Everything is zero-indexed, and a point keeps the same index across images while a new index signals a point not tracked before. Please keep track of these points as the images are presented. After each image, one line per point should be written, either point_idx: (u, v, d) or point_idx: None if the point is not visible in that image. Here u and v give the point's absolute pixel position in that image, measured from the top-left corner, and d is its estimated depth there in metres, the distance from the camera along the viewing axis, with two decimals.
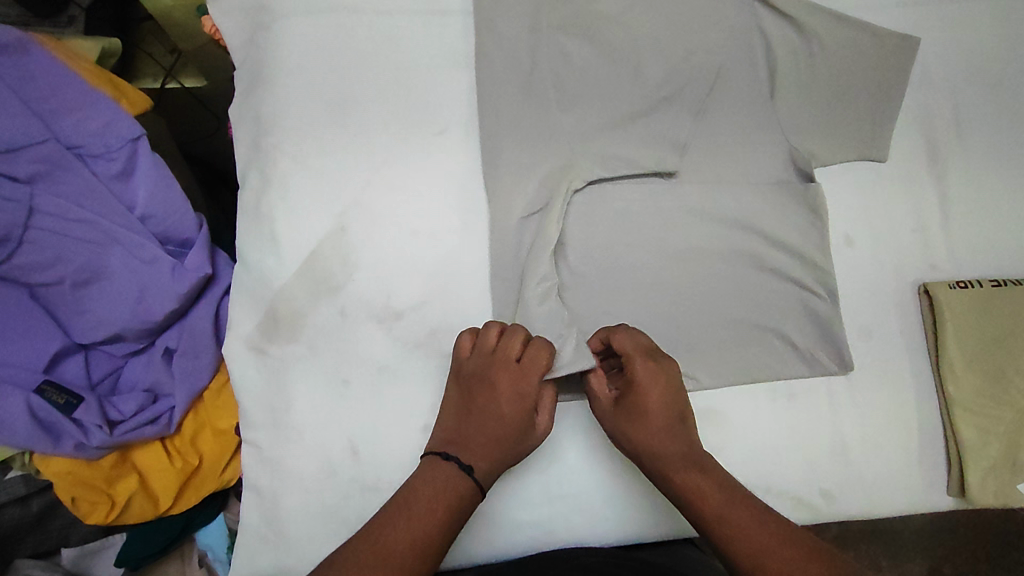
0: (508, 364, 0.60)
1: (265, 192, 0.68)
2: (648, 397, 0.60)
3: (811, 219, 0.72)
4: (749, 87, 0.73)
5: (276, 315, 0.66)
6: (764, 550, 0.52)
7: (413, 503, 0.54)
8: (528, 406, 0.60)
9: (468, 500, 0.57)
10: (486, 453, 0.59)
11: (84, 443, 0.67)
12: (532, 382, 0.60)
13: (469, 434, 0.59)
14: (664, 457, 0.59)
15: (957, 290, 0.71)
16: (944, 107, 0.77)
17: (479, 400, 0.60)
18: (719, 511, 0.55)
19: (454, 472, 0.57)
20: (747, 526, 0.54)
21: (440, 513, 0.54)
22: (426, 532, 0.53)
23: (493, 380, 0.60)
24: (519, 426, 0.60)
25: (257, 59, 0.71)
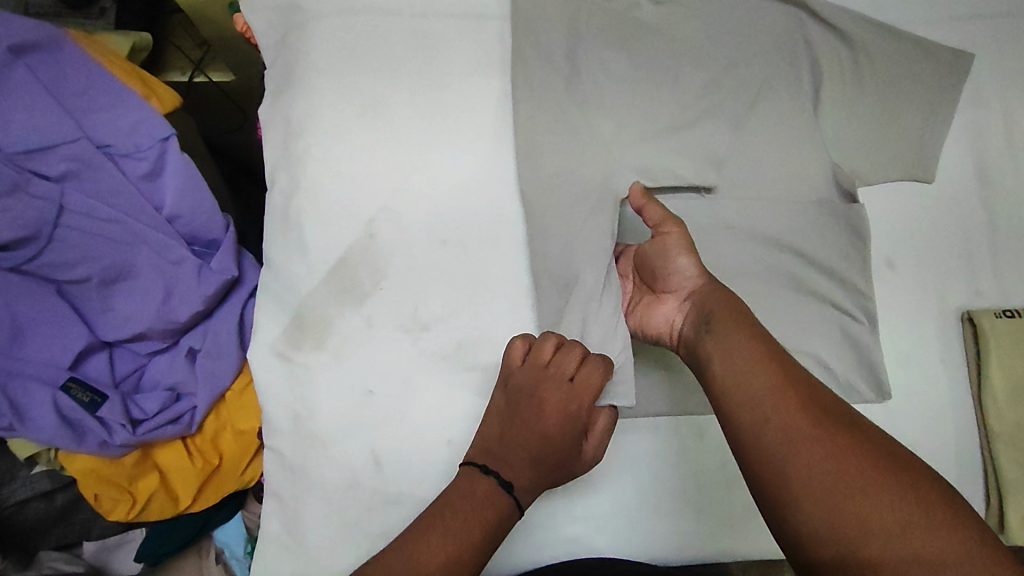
0: (561, 381, 0.58)
1: (294, 196, 0.67)
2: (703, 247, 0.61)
3: (851, 240, 0.69)
4: (792, 102, 0.71)
5: (302, 321, 0.65)
6: (783, 401, 0.48)
7: (449, 517, 0.52)
8: (575, 426, 0.57)
9: (505, 518, 0.54)
10: (525, 473, 0.56)
11: (107, 441, 0.67)
12: (581, 405, 0.57)
13: (511, 450, 0.57)
14: (720, 288, 0.58)
15: (1003, 319, 0.68)
16: (996, 126, 0.74)
17: (525, 414, 0.57)
18: (748, 355, 0.51)
19: (493, 489, 0.55)
20: (772, 376, 0.49)
21: (477, 530, 0.52)
22: (463, 551, 0.50)
23: (541, 397, 0.57)
24: (565, 450, 0.57)
25: (288, 59, 0.70)
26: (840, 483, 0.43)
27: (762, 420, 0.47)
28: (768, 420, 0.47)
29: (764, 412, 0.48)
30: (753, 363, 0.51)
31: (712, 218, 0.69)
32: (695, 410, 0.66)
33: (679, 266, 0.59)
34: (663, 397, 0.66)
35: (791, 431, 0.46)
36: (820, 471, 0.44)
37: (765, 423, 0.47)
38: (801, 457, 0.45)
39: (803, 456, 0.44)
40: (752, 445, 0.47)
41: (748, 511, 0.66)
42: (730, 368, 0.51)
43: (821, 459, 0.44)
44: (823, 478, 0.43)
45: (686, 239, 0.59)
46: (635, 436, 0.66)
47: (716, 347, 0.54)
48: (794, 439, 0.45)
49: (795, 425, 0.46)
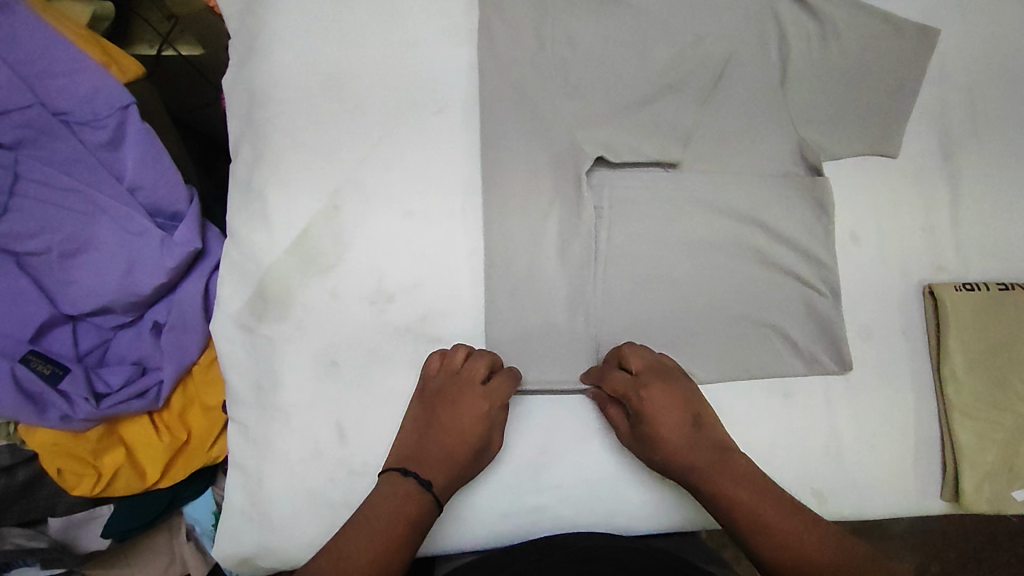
0: (472, 385, 0.61)
1: (257, 167, 0.66)
2: (666, 410, 0.61)
3: (816, 214, 0.70)
4: (758, 75, 0.71)
5: (264, 293, 0.64)
6: (807, 552, 0.53)
7: (368, 526, 0.53)
8: (487, 425, 0.61)
9: (427, 514, 0.56)
10: (445, 471, 0.59)
11: (69, 416, 0.66)
12: (493, 404, 0.61)
13: (429, 451, 0.59)
14: (691, 445, 0.60)
15: (962, 292, 0.69)
16: (960, 101, 0.74)
17: (443, 417, 0.60)
18: (761, 519, 0.55)
19: (414, 488, 0.57)
20: (795, 531, 0.54)
21: (399, 530, 0.54)
22: (388, 547, 0.52)
23: (457, 402, 0.60)
24: (482, 445, 0.61)
25: (252, 28, 0.69)
26: None
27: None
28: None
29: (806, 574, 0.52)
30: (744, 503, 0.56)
31: (677, 191, 0.69)
32: None
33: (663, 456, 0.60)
34: None
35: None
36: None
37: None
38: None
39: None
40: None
41: None
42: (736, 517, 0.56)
43: None
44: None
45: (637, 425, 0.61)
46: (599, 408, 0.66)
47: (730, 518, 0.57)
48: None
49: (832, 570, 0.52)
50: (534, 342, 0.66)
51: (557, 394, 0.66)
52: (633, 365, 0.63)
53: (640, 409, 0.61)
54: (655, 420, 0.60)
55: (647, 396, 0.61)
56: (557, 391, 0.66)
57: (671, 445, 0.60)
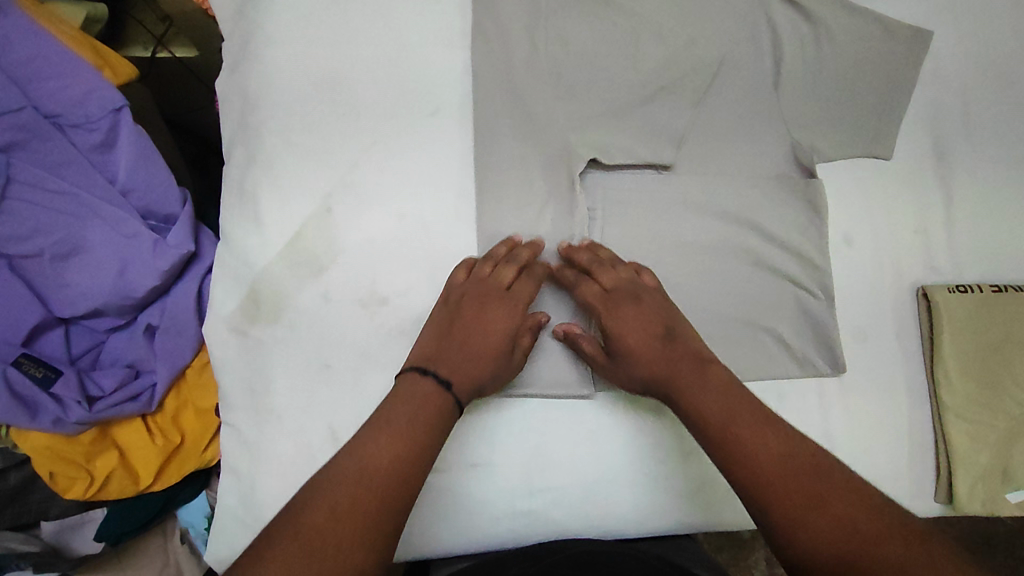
0: (499, 291, 0.62)
1: (250, 170, 0.66)
2: (632, 325, 0.61)
3: (810, 216, 0.70)
4: (751, 78, 0.71)
5: (257, 296, 0.64)
6: (773, 473, 0.50)
7: (392, 434, 0.51)
8: (508, 334, 0.62)
9: (448, 416, 0.56)
10: (464, 373, 0.58)
11: (62, 419, 0.66)
12: (514, 313, 0.62)
13: (452, 354, 0.59)
14: (655, 350, 0.59)
15: (956, 294, 0.69)
16: (954, 103, 0.74)
17: (468, 316, 0.61)
18: (730, 432, 0.53)
19: (434, 389, 0.56)
20: (761, 443, 0.52)
21: (422, 437, 0.52)
22: (411, 448, 0.51)
23: (484, 305, 0.61)
24: (499, 357, 0.61)
25: (245, 31, 0.69)
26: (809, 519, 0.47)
27: (760, 497, 0.49)
28: (766, 497, 0.49)
29: (761, 493, 0.49)
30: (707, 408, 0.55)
31: (670, 193, 0.70)
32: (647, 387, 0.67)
33: (629, 373, 0.61)
34: None
35: (790, 506, 0.48)
36: (831, 542, 0.46)
37: (763, 499, 0.49)
38: (816, 532, 0.46)
39: (810, 529, 0.47)
40: (759, 519, 0.49)
41: (704, 485, 0.67)
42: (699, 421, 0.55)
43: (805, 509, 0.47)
44: (833, 550, 0.45)
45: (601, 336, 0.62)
46: (593, 411, 0.66)
47: (701, 426, 0.55)
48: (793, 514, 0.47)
49: (794, 494, 0.48)
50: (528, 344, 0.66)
51: (552, 397, 0.66)
52: (602, 277, 0.63)
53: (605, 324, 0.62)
54: (618, 337, 0.61)
55: (611, 314, 0.61)
56: (552, 395, 0.66)
57: (636, 353, 0.60)
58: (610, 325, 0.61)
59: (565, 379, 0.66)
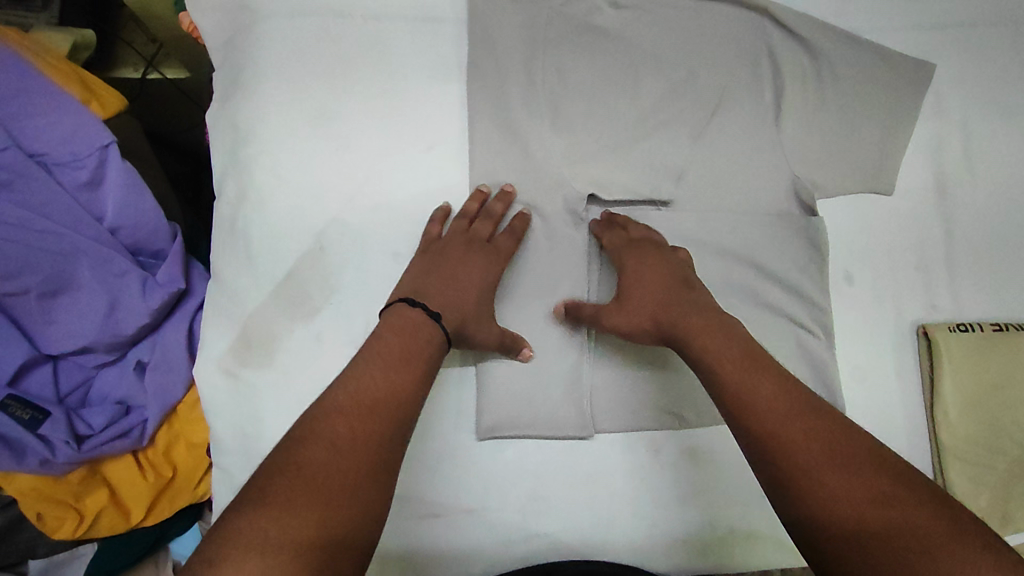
0: (480, 237, 0.63)
1: (241, 207, 0.65)
2: (651, 270, 0.61)
3: (810, 254, 0.69)
4: (752, 112, 0.70)
5: (248, 336, 0.63)
6: (776, 420, 0.47)
7: (381, 372, 0.50)
8: (492, 273, 0.61)
9: (435, 346, 0.54)
10: (452, 309, 0.57)
11: (50, 460, 0.65)
12: (499, 251, 0.63)
13: (434, 290, 0.58)
14: (666, 295, 0.58)
15: (956, 333, 0.69)
16: (956, 138, 0.73)
17: (453, 257, 0.61)
18: (744, 386, 0.50)
19: (423, 319, 0.55)
20: (770, 391, 0.49)
21: (411, 371, 0.51)
22: (402, 386, 0.50)
23: (467, 251, 0.61)
24: (484, 293, 0.60)
25: (236, 63, 0.68)
26: (817, 469, 0.44)
27: (766, 449, 0.46)
28: (778, 448, 0.46)
29: (772, 442, 0.46)
30: (718, 350, 0.53)
31: (670, 230, 0.68)
32: (649, 427, 0.66)
33: (631, 314, 0.59)
34: (623, 413, 0.66)
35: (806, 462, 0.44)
36: (846, 502, 0.42)
37: (774, 449, 0.46)
38: (828, 489, 0.43)
39: (822, 485, 0.43)
40: (761, 462, 0.47)
41: (703, 529, 0.66)
42: (709, 362, 0.53)
43: (811, 457, 0.44)
44: (848, 510, 0.41)
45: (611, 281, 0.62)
46: (591, 453, 0.66)
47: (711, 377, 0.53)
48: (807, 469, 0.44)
49: (808, 448, 0.45)
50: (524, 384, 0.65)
51: (550, 439, 0.65)
52: (629, 230, 0.65)
53: (624, 262, 0.62)
54: (633, 275, 0.61)
55: (630, 256, 0.62)
56: (550, 437, 0.65)
57: (647, 298, 0.59)
58: (626, 262, 0.62)
59: (564, 421, 0.65)
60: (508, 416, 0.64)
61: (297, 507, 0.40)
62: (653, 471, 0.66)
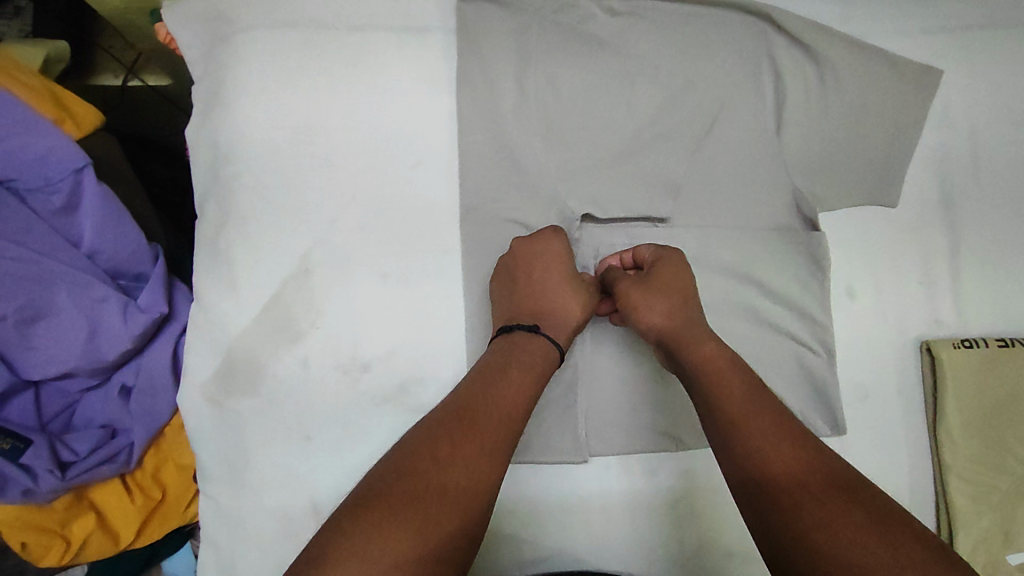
0: (545, 235, 0.61)
1: (223, 227, 0.63)
2: (678, 275, 0.60)
3: (812, 269, 0.67)
4: (752, 123, 0.68)
5: (233, 363, 0.61)
6: (774, 457, 0.46)
7: (490, 390, 0.51)
8: (574, 269, 0.61)
9: (547, 354, 0.56)
10: (549, 315, 0.59)
11: (32, 489, 0.63)
12: (565, 244, 0.62)
13: (525, 308, 0.59)
14: (684, 321, 0.57)
15: (962, 349, 0.67)
16: (963, 147, 0.71)
17: (532, 269, 0.60)
18: (738, 404, 0.50)
19: (525, 335, 0.56)
20: (771, 427, 0.48)
21: (514, 388, 0.52)
22: (504, 406, 0.50)
23: (537, 250, 0.61)
24: (577, 289, 0.60)
25: (215, 76, 0.65)
26: (810, 509, 0.42)
27: (758, 480, 0.45)
28: (765, 471, 0.46)
29: (753, 462, 0.46)
30: (722, 378, 0.52)
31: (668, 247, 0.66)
32: (648, 449, 0.64)
33: (657, 310, 0.58)
34: (620, 436, 0.64)
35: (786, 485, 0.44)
36: (819, 530, 0.41)
37: (755, 470, 0.46)
38: (802, 513, 0.42)
39: (796, 512, 0.42)
40: (747, 493, 0.46)
41: (704, 558, 0.64)
42: (712, 388, 0.52)
43: (809, 499, 0.43)
44: (817, 535, 0.40)
45: (633, 284, 0.60)
46: (587, 477, 0.63)
47: (704, 392, 0.52)
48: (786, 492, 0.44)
49: (791, 473, 0.45)
50: None
51: (544, 464, 0.63)
52: (660, 256, 0.61)
53: (658, 264, 0.61)
54: (665, 277, 0.60)
55: (666, 260, 0.61)
56: (544, 463, 0.63)
57: (656, 314, 0.58)
58: (659, 263, 0.61)
59: (560, 447, 0.63)
60: None
61: (394, 514, 0.42)
62: (652, 496, 0.64)
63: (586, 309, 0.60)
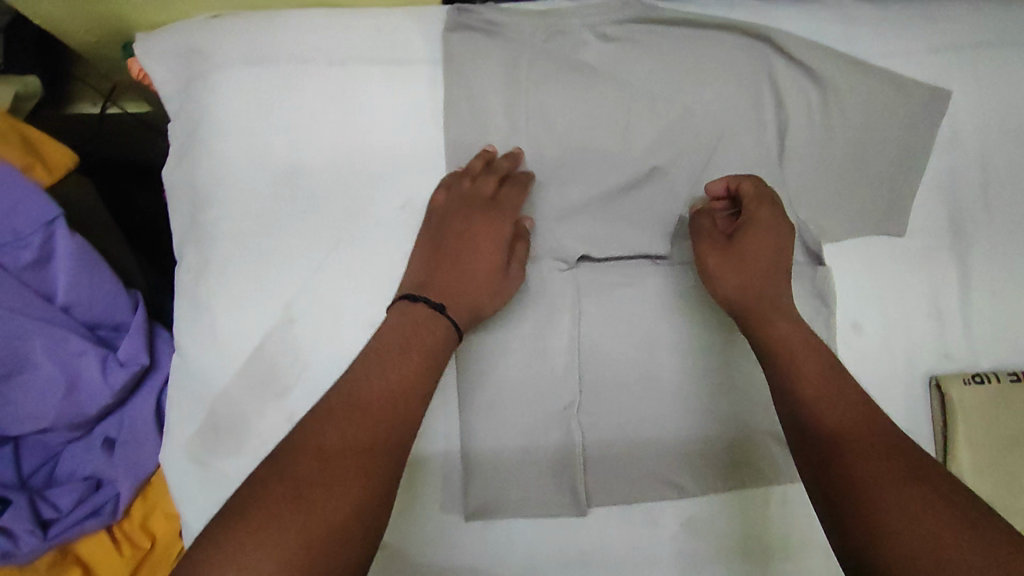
0: (483, 204, 0.60)
1: (205, 276, 0.61)
2: (778, 241, 0.58)
3: (816, 305, 0.65)
4: (753, 153, 0.65)
5: (216, 419, 0.59)
6: (855, 449, 0.44)
7: (381, 375, 0.49)
8: (503, 243, 0.60)
9: (445, 342, 0.53)
10: (460, 295, 0.57)
11: (13, 551, 0.61)
12: (502, 220, 0.60)
13: (438, 280, 0.57)
14: (770, 298, 0.56)
15: (972, 385, 0.65)
16: (973, 171, 0.68)
17: (450, 233, 0.59)
18: (817, 388, 0.49)
19: (428, 314, 0.54)
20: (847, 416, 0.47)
21: (410, 367, 0.50)
22: (400, 383, 0.49)
23: (469, 216, 0.59)
24: (496, 270, 0.59)
25: (191, 115, 0.62)
26: (898, 512, 0.40)
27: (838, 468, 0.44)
28: (846, 451, 0.44)
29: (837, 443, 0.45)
30: (800, 360, 0.51)
31: (667, 288, 0.64)
32: (646, 498, 0.63)
33: (733, 280, 0.57)
34: (618, 486, 0.63)
35: (855, 463, 0.44)
36: (892, 521, 0.40)
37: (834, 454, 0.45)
38: (880, 504, 0.41)
39: (859, 474, 0.43)
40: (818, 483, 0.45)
41: None
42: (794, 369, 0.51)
43: (888, 497, 0.41)
44: (892, 528, 0.40)
45: (717, 250, 0.59)
46: (583, 527, 0.63)
47: (769, 354, 0.53)
48: (845, 461, 0.44)
49: (870, 458, 0.44)
50: (512, 462, 0.62)
51: (541, 516, 0.62)
52: (754, 209, 0.59)
53: (748, 228, 0.58)
54: (753, 245, 0.58)
55: (757, 222, 0.58)
56: (542, 515, 0.62)
57: (742, 284, 0.57)
58: (751, 226, 0.58)
59: (555, 500, 0.62)
60: (495, 498, 0.62)
61: (284, 519, 0.39)
62: (651, 543, 0.63)
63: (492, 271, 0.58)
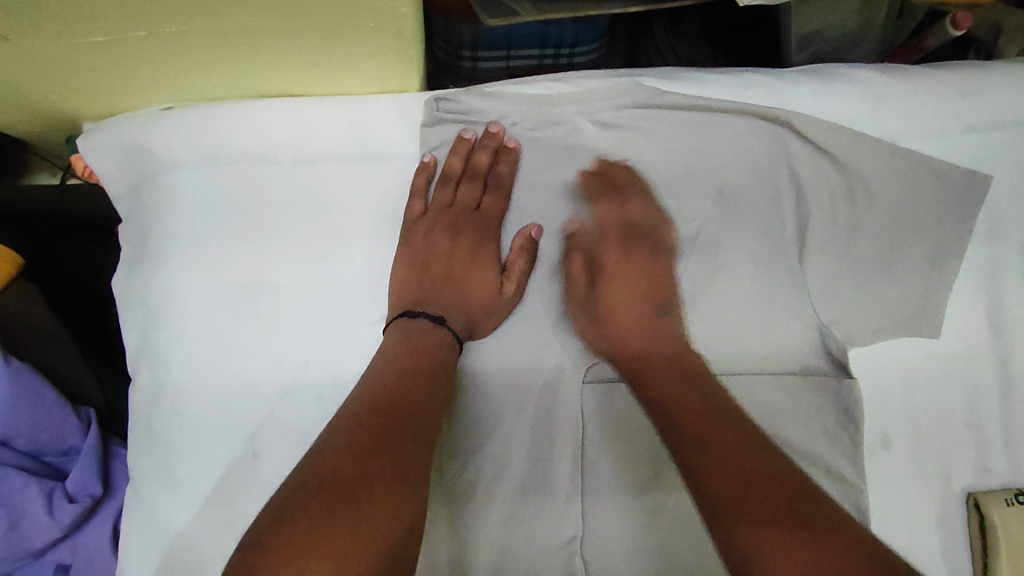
0: (468, 214, 0.59)
1: (159, 402, 0.54)
2: (640, 280, 0.61)
3: (842, 421, 0.58)
4: (768, 249, 0.59)
5: (171, 566, 0.53)
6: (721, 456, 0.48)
7: (398, 379, 0.49)
8: (493, 255, 0.59)
9: (447, 348, 0.54)
10: (455, 309, 0.57)
11: None
12: (490, 232, 0.59)
13: (432, 296, 0.57)
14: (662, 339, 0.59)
15: (1016, 509, 0.58)
16: (1015, 263, 0.61)
17: (435, 243, 0.58)
18: (677, 400, 0.53)
19: (428, 326, 0.54)
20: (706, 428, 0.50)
21: (426, 372, 0.51)
22: (416, 386, 0.49)
23: (456, 229, 0.59)
24: (489, 279, 0.58)
25: (142, 218, 0.56)
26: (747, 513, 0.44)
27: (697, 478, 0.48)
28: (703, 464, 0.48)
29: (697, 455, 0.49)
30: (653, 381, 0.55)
31: None
32: None
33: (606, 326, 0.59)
34: None
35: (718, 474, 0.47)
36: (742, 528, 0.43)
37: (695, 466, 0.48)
38: (738, 510, 0.44)
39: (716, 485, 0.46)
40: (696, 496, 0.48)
41: None
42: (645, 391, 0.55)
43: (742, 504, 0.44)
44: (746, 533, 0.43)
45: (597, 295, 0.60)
46: None
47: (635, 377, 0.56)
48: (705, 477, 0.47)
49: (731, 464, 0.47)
50: None
51: None
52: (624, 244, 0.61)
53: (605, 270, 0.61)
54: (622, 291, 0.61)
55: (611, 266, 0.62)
56: None
57: (624, 327, 0.60)
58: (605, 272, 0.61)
59: None
60: None
61: (326, 514, 0.39)
62: None
63: (490, 277, 0.58)
